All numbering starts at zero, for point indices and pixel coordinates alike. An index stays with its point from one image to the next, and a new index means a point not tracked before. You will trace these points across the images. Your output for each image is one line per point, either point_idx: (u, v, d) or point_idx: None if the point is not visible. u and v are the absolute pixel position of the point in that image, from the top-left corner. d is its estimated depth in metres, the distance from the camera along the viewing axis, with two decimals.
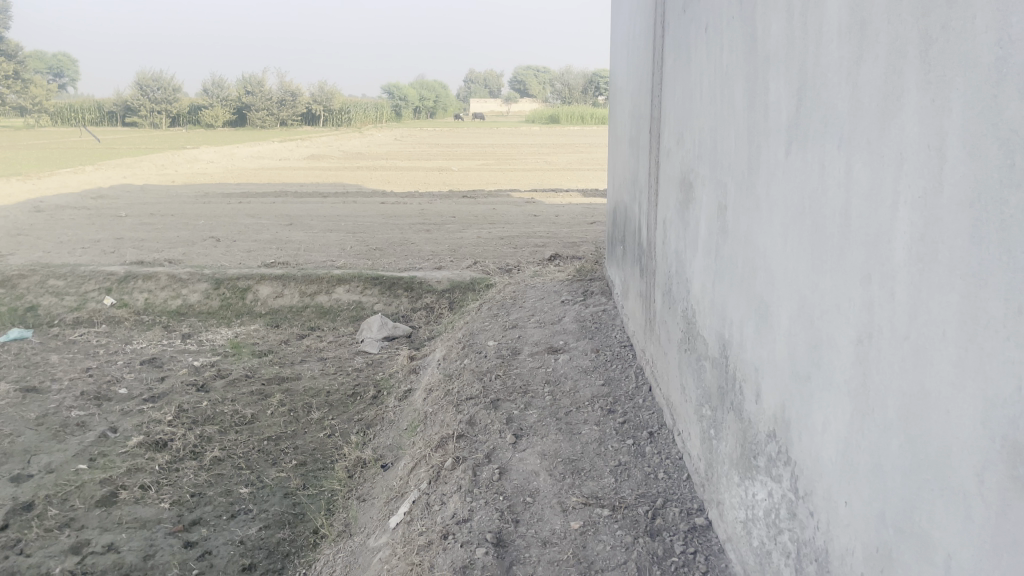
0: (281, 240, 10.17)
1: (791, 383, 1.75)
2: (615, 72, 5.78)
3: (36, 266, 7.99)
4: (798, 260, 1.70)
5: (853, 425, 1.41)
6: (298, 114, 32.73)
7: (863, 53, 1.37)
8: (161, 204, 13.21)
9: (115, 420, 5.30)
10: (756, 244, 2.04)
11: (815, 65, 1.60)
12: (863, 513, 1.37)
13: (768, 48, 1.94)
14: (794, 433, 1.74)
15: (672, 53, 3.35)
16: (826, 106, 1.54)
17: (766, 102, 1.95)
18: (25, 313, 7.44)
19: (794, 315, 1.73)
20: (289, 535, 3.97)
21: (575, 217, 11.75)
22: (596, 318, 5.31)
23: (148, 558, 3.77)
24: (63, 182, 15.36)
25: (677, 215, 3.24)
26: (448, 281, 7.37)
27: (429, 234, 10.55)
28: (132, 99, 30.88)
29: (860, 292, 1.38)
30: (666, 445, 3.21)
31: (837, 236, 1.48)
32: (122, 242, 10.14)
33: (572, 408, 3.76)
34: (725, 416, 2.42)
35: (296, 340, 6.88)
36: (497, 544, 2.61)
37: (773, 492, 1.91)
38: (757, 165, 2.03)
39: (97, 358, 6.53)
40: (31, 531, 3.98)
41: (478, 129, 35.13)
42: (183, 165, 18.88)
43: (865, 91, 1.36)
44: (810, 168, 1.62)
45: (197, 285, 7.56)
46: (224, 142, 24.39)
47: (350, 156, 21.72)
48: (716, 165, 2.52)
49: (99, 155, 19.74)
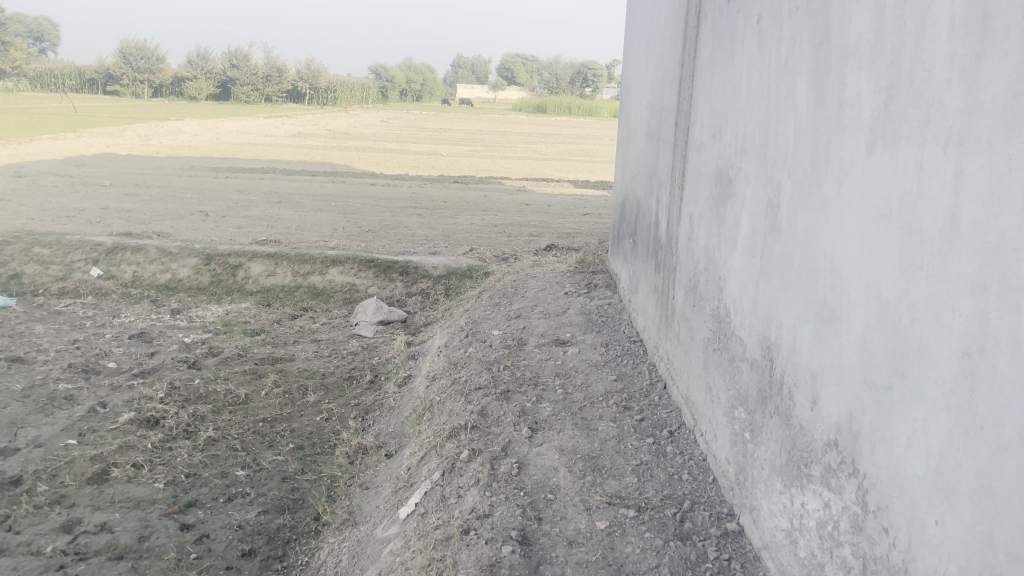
0: (270, 218, 9.97)
1: (864, 393, 1.68)
2: (630, 63, 5.70)
3: (20, 234, 7.78)
4: (880, 263, 1.62)
5: (952, 441, 1.34)
6: (284, 91, 32.41)
7: (986, 48, 1.28)
8: (145, 176, 12.91)
9: (104, 395, 5.17)
10: (820, 245, 1.96)
11: (913, 60, 1.51)
12: (961, 532, 1.32)
13: (846, 41, 1.85)
14: (865, 444, 1.67)
15: (710, 43, 3.26)
16: (928, 104, 1.45)
17: (841, 97, 1.86)
18: (9, 281, 7.24)
19: (872, 322, 1.65)
20: (289, 521, 3.87)
21: (567, 208, 11.68)
22: (602, 311, 5.23)
23: (144, 540, 3.66)
24: (43, 148, 14.96)
25: (708, 210, 3.17)
26: (445, 266, 7.26)
27: (421, 218, 10.41)
28: (114, 69, 30.19)
29: (970, 301, 1.31)
30: (687, 445, 3.15)
31: (939, 241, 1.40)
32: (108, 212, 9.93)
33: (586, 403, 3.68)
34: (766, 421, 2.35)
35: (289, 320, 6.75)
36: (523, 542, 2.54)
37: (831, 503, 1.85)
38: (825, 163, 1.95)
39: (84, 331, 6.36)
40: (20, 507, 3.83)
41: (464, 115, 34.99)
42: (168, 137, 18.51)
43: (988, 88, 1.28)
44: (900, 168, 1.55)
45: (187, 260, 7.39)
46: (208, 116, 24.08)
47: (338, 136, 21.49)
48: (765, 162, 2.44)
49: (81, 123, 19.20)
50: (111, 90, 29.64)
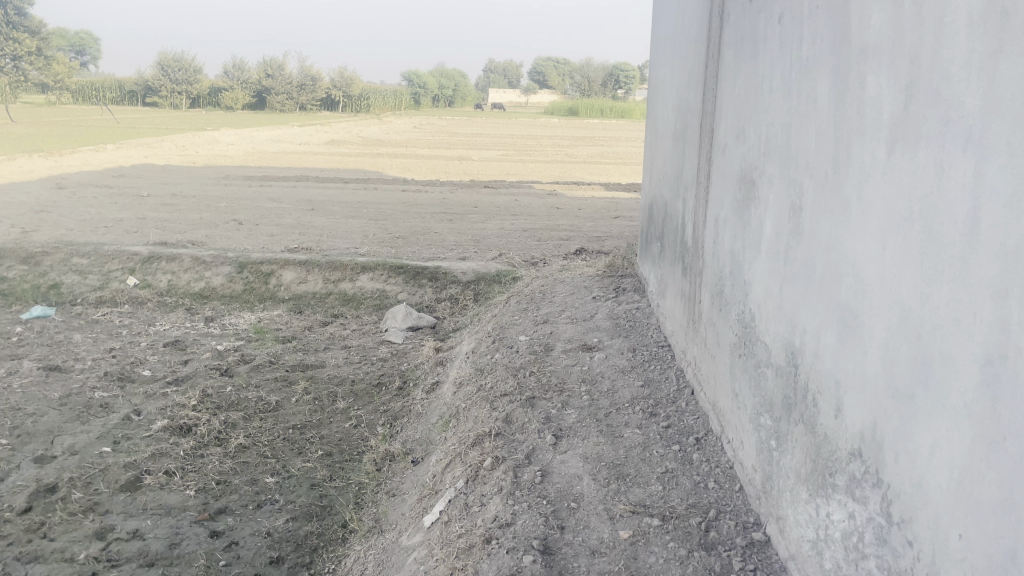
0: (302, 226, 10.08)
1: (886, 400, 1.63)
2: (656, 66, 5.66)
3: (60, 244, 7.94)
4: (902, 268, 1.57)
5: (975, 451, 1.30)
6: (317, 99, 32.79)
7: (1004, 45, 1.24)
8: (182, 185, 13.11)
9: (139, 403, 5.25)
10: (842, 249, 1.91)
11: (932, 58, 1.47)
12: (985, 546, 1.27)
13: (866, 40, 1.80)
14: (889, 454, 1.62)
15: (733, 45, 3.21)
16: (947, 104, 1.41)
17: (862, 97, 1.81)
18: (48, 291, 7.38)
19: (894, 328, 1.61)
20: (317, 527, 3.89)
21: (598, 211, 11.64)
22: (629, 315, 5.19)
23: (174, 547, 3.70)
24: (84, 160, 15.29)
25: (732, 213, 3.12)
26: (474, 272, 7.26)
27: (451, 223, 10.44)
28: (153, 80, 30.76)
29: (991, 306, 1.27)
30: (714, 452, 3.10)
31: (960, 245, 1.36)
32: (145, 222, 10.11)
33: (612, 409, 3.65)
34: (792, 428, 2.30)
35: (320, 327, 6.80)
36: (545, 551, 2.52)
37: (855, 514, 1.80)
38: (846, 164, 1.90)
39: (120, 339, 6.47)
40: (55, 514, 3.90)
41: (496, 119, 35.08)
42: (204, 147, 18.81)
43: (1006, 87, 1.24)
44: (920, 170, 1.50)
45: (221, 269, 7.48)
46: (243, 125, 24.44)
47: (370, 143, 21.68)
48: (788, 163, 2.39)
49: (121, 135, 19.58)
50: (151, 102, 30.25)
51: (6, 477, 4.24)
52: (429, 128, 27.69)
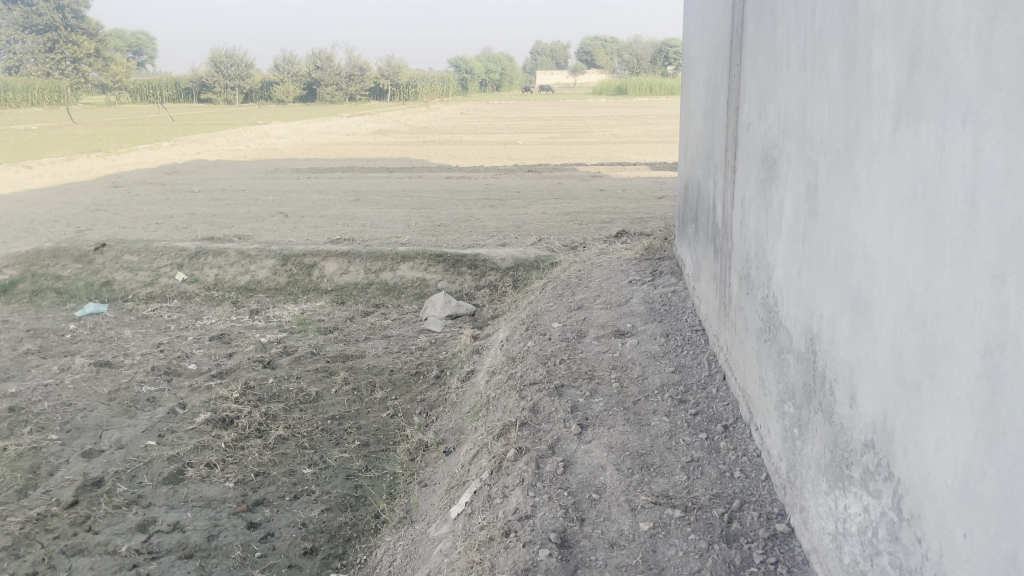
0: (347, 217, 10.17)
1: (895, 391, 1.55)
2: (688, 41, 5.50)
3: (112, 242, 8.14)
4: (907, 250, 1.48)
5: (977, 447, 1.23)
6: (366, 89, 33.02)
7: (999, 11, 1.15)
8: (232, 180, 13.35)
9: (183, 396, 5.37)
10: (853, 231, 1.82)
11: (932, 26, 1.37)
12: (988, 547, 1.21)
13: (872, 10, 1.70)
14: (898, 446, 1.54)
15: (754, 19, 3.09)
16: (947, 75, 1.32)
17: (870, 69, 1.71)
18: (101, 287, 7.58)
19: (901, 314, 1.52)
20: (350, 518, 3.92)
21: (642, 192, 11.48)
22: (665, 299, 5.09)
23: (212, 539, 3.77)
24: (139, 158, 15.68)
25: (756, 193, 3.01)
26: (513, 258, 7.22)
27: (494, 209, 10.40)
28: (207, 77, 31.38)
29: (990, 293, 1.19)
30: (741, 440, 3.02)
31: (960, 226, 1.27)
32: (195, 217, 10.32)
33: (640, 397, 3.58)
34: (812, 416, 2.21)
35: (361, 317, 6.84)
36: (562, 544, 2.50)
37: (869, 507, 1.73)
38: (856, 142, 1.81)
39: (168, 334, 6.62)
40: (100, 508, 4.01)
41: (542, 102, 34.87)
42: (254, 141, 19.12)
43: (1002, 56, 1.15)
44: (923, 146, 1.41)
45: (265, 262, 7.60)
46: (292, 118, 24.78)
47: (417, 130, 21.74)
48: (804, 140, 2.29)
49: (175, 132, 20.05)
50: (205, 99, 30.89)
51: (55, 471, 4.38)
52: (475, 114, 27.70)
